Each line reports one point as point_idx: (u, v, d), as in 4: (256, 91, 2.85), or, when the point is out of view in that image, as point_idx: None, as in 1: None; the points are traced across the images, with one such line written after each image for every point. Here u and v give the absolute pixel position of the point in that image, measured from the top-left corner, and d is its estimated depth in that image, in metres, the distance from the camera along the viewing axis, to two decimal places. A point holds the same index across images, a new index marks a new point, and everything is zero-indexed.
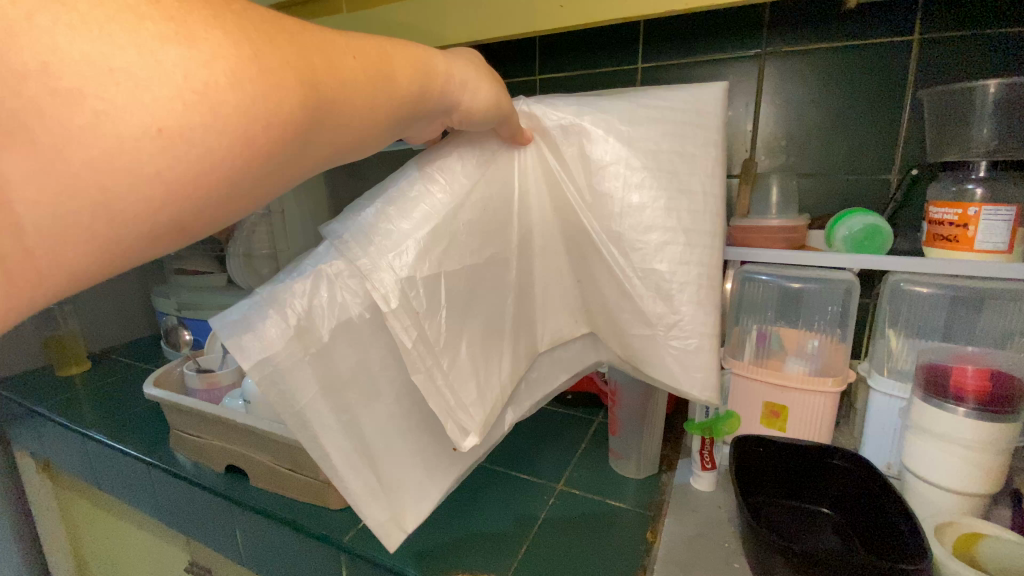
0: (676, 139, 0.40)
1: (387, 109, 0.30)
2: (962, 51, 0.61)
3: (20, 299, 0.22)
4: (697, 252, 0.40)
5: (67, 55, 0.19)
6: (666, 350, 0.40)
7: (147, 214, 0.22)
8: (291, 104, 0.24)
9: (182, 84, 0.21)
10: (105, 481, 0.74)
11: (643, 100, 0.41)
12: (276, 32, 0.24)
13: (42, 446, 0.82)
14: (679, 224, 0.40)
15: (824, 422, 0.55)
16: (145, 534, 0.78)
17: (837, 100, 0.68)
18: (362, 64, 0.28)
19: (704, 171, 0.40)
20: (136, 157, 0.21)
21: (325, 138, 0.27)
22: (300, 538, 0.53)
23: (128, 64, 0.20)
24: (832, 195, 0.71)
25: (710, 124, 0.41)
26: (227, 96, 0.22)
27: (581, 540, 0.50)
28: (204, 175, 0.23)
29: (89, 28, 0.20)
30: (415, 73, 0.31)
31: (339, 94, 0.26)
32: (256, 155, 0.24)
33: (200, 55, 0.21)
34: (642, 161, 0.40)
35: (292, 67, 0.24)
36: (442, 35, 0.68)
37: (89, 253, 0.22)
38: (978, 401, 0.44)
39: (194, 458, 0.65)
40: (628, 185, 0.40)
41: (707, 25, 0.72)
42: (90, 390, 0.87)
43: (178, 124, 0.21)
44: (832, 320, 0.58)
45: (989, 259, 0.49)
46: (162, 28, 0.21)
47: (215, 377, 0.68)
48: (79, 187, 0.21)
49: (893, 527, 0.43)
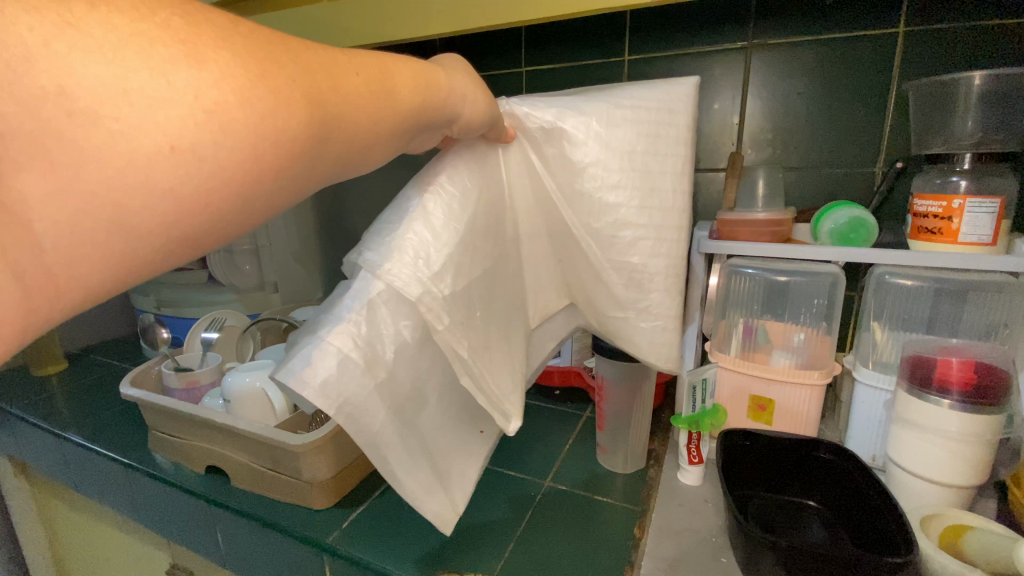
0: (648, 142, 0.40)
1: (391, 122, 0.29)
2: (948, 43, 0.61)
3: (25, 318, 0.20)
4: (666, 245, 0.40)
5: (84, 82, 0.19)
6: (635, 329, 0.42)
7: (159, 230, 0.21)
8: (297, 121, 0.24)
9: (194, 103, 0.21)
10: (82, 483, 0.73)
11: (616, 100, 0.40)
12: (279, 50, 0.24)
13: (17, 447, 0.80)
14: (651, 222, 0.40)
15: (811, 414, 0.55)
16: (124, 536, 0.76)
17: (824, 93, 0.67)
18: (366, 79, 0.28)
19: (674, 170, 0.40)
20: (149, 176, 0.20)
21: (331, 153, 0.26)
22: (281, 540, 0.52)
23: (142, 85, 0.20)
24: (818, 188, 0.71)
25: (678, 122, 0.41)
26: (238, 114, 0.22)
27: (569, 536, 0.50)
28: (216, 192, 0.22)
29: (104, 52, 0.19)
30: (416, 85, 0.31)
31: (343, 109, 0.26)
32: (267, 171, 0.24)
33: (210, 75, 0.21)
34: (619, 164, 0.39)
35: (298, 86, 0.24)
36: (421, 25, 0.65)
37: (104, 272, 0.21)
38: (963, 393, 0.44)
39: (173, 460, 0.63)
40: (605, 186, 0.39)
41: (695, 17, 0.71)
42: (67, 389, 0.84)
43: (190, 141, 0.21)
44: (817, 314, 0.58)
45: (974, 251, 0.50)
46: (174, 49, 0.20)
47: (194, 376, 0.66)
48: (98, 207, 0.20)
49: (880, 519, 0.43)
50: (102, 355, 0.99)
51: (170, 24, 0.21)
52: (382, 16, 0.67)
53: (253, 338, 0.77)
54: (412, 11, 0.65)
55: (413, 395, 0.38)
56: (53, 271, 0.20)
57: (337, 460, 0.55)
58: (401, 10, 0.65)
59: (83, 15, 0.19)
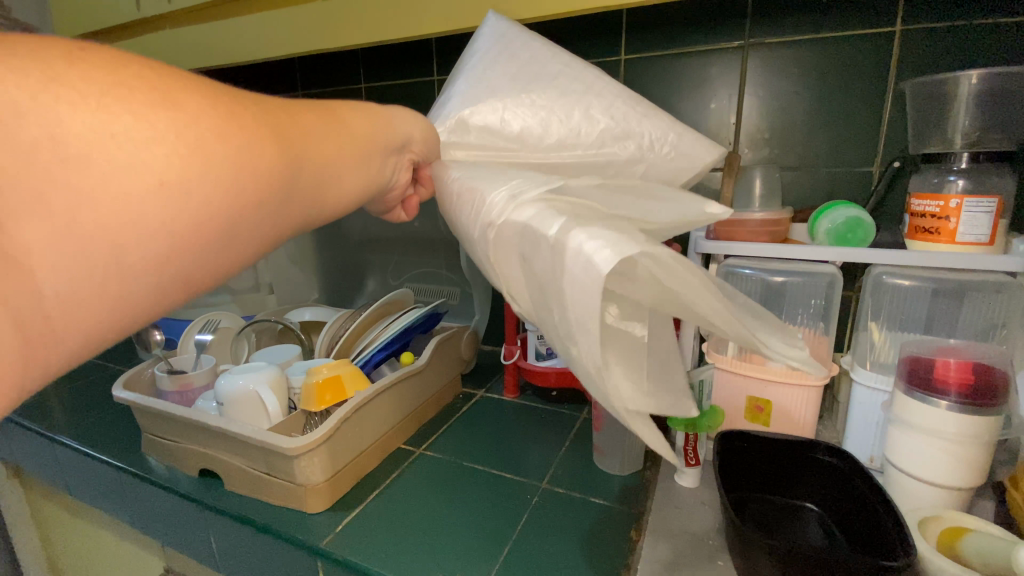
0: (511, 59, 0.38)
1: (350, 151, 0.33)
2: (940, 42, 0.61)
3: (30, 368, 0.21)
4: (604, 90, 0.37)
5: (71, 129, 0.21)
6: (664, 150, 0.36)
7: (154, 266, 0.24)
8: (268, 149, 0.27)
9: (175, 141, 0.24)
10: (75, 487, 0.72)
11: (466, 69, 0.40)
12: (242, 98, 0.28)
13: (11, 451, 0.80)
14: (579, 93, 0.37)
15: (808, 416, 0.55)
16: (119, 541, 0.75)
17: (818, 92, 0.67)
18: (317, 113, 0.32)
19: (552, 58, 0.38)
20: (142, 212, 0.23)
21: (305, 183, 0.30)
22: (275, 544, 0.51)
23: (126, 130, 0.22)
24: (815, 187, 0.70)
25: (515, 31, 0.40)
26: (216, 149, 0.25)
27: (561, 537, 0.49)
28: (205, 224, 0.25)
29: (88, 103, 0.22)
30: (359, 116, 0.35)
31: (308, 141, 0.30)
32: (249, 200, 0.27)
33: (186, 116, 0.24)
34: (518, 92, 0.37)
35: (264, 121, 0.28)
36: (414, 26, 0.66)
37: (102, 312, 0.23)
38: (961, 393, 0.44)
39: (166, 462, 0.63)
40: (533, 111, 0.36)
41: (689, 16, 0.71)
42: (60, 393, 0.84)
43: (176, 177, 0.24)
44: (814, 314, 0.58)
45: (971, 251, 0.49)
46: (150, 98, 0.24)
47: (187, 378, 0.66)
48: (92, 246, 0.22)
49: (878, 522, 0.43)
50: (97, 358, 0.98)
51: (142, 76, 0.24)
52: (381, 17, 0.67)
53: (247, 339, 0.76)
54: (406, 13, 0.66)
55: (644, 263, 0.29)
56: (50, 317, 0.21)
57: (332, 462, 0.55)
58: (395, 11, 0.66)
59: (63, 72, 0.22)
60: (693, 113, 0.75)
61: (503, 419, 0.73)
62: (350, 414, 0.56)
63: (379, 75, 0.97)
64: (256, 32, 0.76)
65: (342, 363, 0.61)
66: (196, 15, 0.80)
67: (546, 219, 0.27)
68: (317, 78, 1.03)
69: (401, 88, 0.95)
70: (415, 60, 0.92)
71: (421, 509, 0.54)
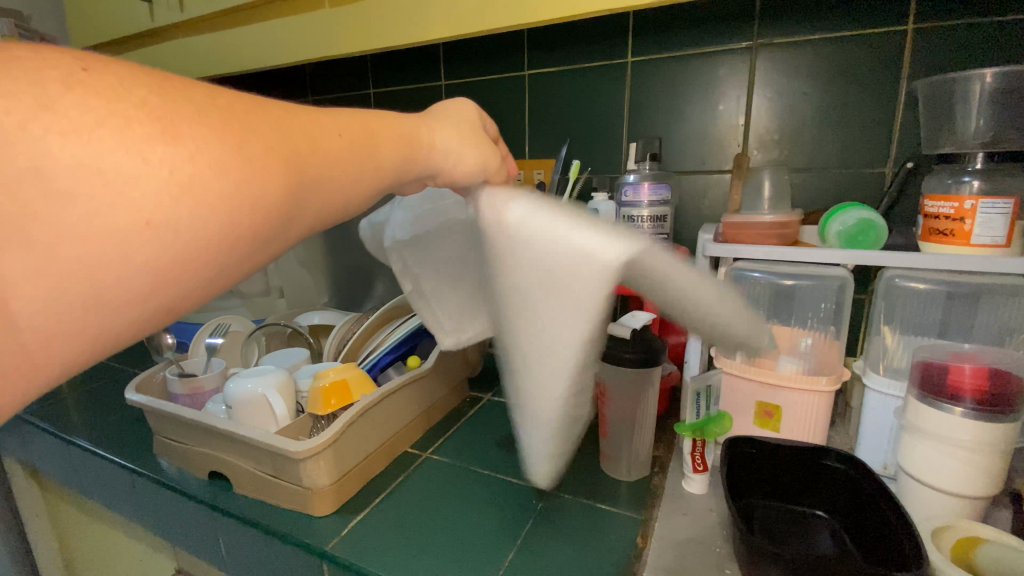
0: (549, 283, 0.32)
1: (368, 180, 0.32)
2: (953, 41, 0.60)
3: (16, 388, 0.21)
4: (549, 386, 0.35)
5: (60, 161, 0.20)
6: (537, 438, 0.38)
7: (136, 298, 0.23)
8: (275, 184, 0.26)
9: (169, 176, 0.22)
10: (90, 488, 0.73)
11: (547, 222, 0.33)
12: (247, 111, 0.26)
13: (28, 452, 0.81)
14: (531, 353, 0.35)
15: (819, 422, 0.54)
16: (131, 540, 0.76)
17: (831, 92, 0.66)
18: (348, 138, 0.30)
19: (563, 323, 0.33)
20: (125, 250, 0.22)
21: (308, 212, 0.29)
22: (282, 547, 0.52)
23: (117, 164, 0.21)
24: (826, 189, 0.69)
25: (588, 293, 0.31)
26: (213, 184, 0.23)
27: (567, 545, 0.49)
28: (194, 257, 0.24)
29: (80, 134, 0.21)
30: (398, 138, 0.33)
31: (322, 172, 0.28)
32: (241, 237, 0.25)
33: (186, 151, 0.23)
34: (513, 277, 0.34)
35: (276, 152, 0.26)
36: (419, 29, 0.66)
37: (82, 338, 0.22)
38: (975, 400, 0.43)
39: (178, 465, 0.64)
40: (504, 300, 0.36)
41: (697, 17, 0.71)
42: (79, 395, 0.86)
43: (165, 214, 0.22)
44: (825, 318, 0.57)
45: (987, 253, 0.48)
46: (151, 126, 0.22)
47: (198, 382, 0.66)
48: (71, 281, 0.21)
49: (889, 532, 0.42)
50: (113, 362, 1.00)
51: (147, 104, 0.23)
52: (387, 19, 0.68)
53: (258, 343, 0.79)
54: (413, 18, 0.66)
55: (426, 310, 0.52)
56: (31, 345, 0.21)
57: (339, 466, 0.55)
58: (403, 16, 0.67)
59: (57, 96, 0.20)
60: (702, 115, 0.74)
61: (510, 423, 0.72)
62: (357, 417, 0.56)
63: (389, 80, 0.97)
64: (268, 39, 0.77)
65: (350, 366, 0.62)
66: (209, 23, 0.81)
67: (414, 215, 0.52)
68: (328, 83, 1.04)
69: (410, 92, 0.96)
70: (423, 64, 0.93)
71: (427, 512, 0.55)
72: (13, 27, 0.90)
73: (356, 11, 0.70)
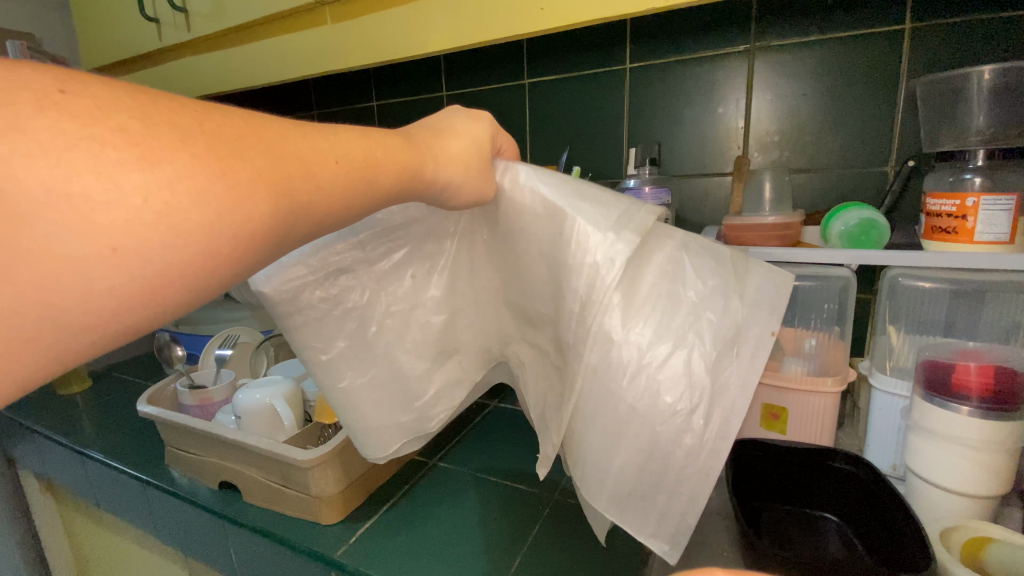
0: None
1: (366, 203, 0.29)
2: (951, 39, 0.60)
3: None
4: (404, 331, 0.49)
5: (25, 186, 0.18)
6: None
7: (93, 329, 0.20)
8: (260, 213, 0.23)
9: (143, 204, 0.19)
10: (103, 499, 0.74)
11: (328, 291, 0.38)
12: (241, 138, 0.23)
13: (43, 464, 0.82)
14: None
15: (825, 423, 0.54)
16: (144, 550, 0.77)
17: (830, 93, 0.66)
18: (345, 167, 0.27)
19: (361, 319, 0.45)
20: (86, 278, 0.19)
21: (296, 237, 0.26)
22: (292, 555, 0.52)
23: (87, 190, 0.19)
24: (828, 190, 0.69)
25: None
26: (189, 214, 0.20)
27: (572, 552, 0.49)
28: (166, 287, 0.21)
29: (50, 157, 0.18)
30: (402, 166, 0.30)
31: (314, 198, 0.25)
32: (221, 268, 0.22)
33: (164, 177, 0.20)
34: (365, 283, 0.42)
35: (264, 181, 0.23)
36: (420, 42, 0.67)
37: (46, 366, 0.20)
38: (982, 399, 0.43)
39: (189, 475, 0.64)
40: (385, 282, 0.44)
41: (693, 22, 0.71)
42: (92, 408, 0.87)
43: (134, 243, 0.19)
44: (829, 318, 0.56)
45: (992, 251, 0.48)
46: (126, 151, 0.20)
47: (208, 393, 0.68)
48: (24, 306, 0.18)
49: (898, 534, 0.41)
50: (124, 374, 1.02)
51: (126, 128, 0.20)
52: (389, 34, 0.69)
53: (267, 353, 0.79)
54: (413, 31, 0.67)
55: (536, 318, 0.39)
56: None
57: (344, 474, 0.55)
58: (408, 29, 0.68)
59: (30, 118, 0.18)
60: (701, 118, 0.74)
61: (516, 429, 0.73)
62: None
63: (391, 91, 0.99)
64: (273, 54, 0.78)
65: None
66: (215, 40, 0.83)
67: (758, 346, 0.33)
68: (332, 96, 1.06)
69: (412, 102, 0.97)
70: (425, 76, 0.94)
71: (435, 518, 0.55)
72: (25, 49, 0.92)
73: (358, 24, 0.71)
